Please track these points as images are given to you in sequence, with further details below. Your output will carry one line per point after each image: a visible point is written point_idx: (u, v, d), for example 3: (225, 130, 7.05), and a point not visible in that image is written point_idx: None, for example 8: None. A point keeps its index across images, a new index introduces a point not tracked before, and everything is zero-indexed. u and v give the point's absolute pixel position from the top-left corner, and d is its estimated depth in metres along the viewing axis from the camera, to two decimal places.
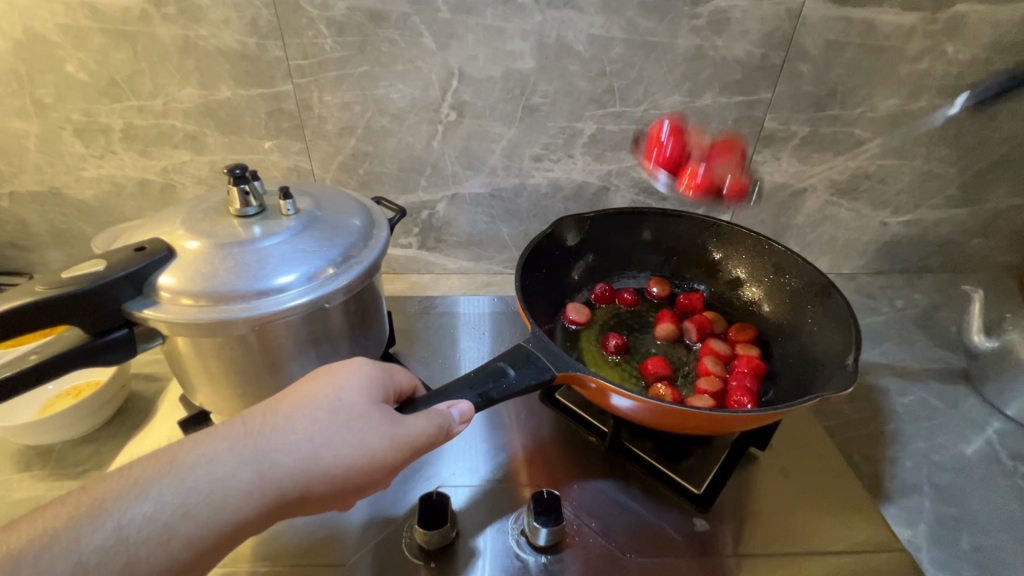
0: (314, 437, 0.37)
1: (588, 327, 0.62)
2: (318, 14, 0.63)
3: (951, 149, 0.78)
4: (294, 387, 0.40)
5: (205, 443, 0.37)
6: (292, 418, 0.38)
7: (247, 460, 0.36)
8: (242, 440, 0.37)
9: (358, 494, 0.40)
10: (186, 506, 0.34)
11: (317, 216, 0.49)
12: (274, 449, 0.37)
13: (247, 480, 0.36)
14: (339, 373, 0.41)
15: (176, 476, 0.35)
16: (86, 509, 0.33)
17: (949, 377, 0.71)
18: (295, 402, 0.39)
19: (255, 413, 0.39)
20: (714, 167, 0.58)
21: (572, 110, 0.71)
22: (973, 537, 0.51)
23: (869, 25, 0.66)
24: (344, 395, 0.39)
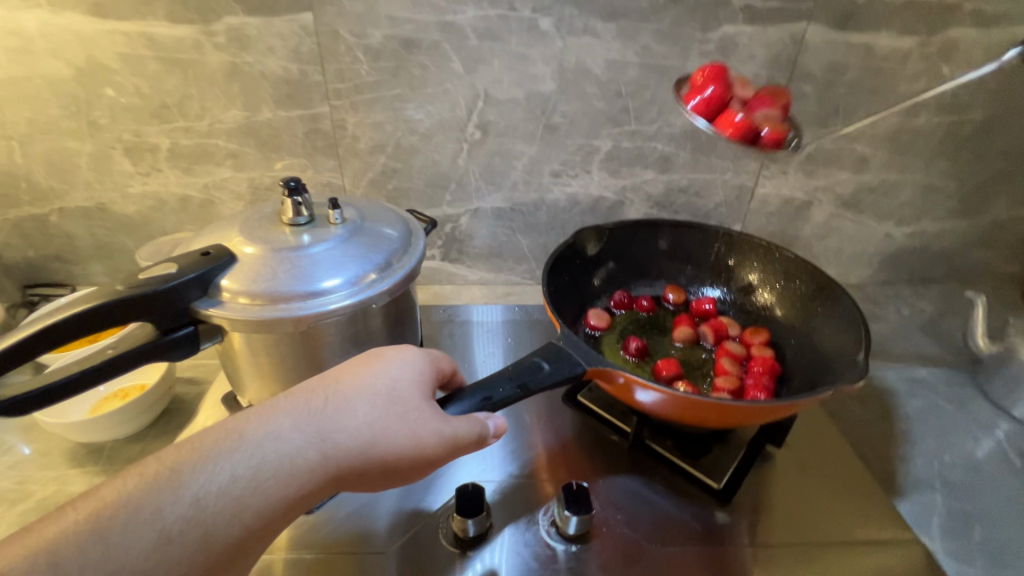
0: (371, 421, 0.41)
1: (609, 331, 0.66)
2: (356, 42, 0.68)
3: (951, 163, 0.81)
4: (350, 371, 0.43)
5: (271, 419, 0.40)
6: (350, 401, 0.41)
7: (310, 437, 0.39)
8: (305, 418, 0.40)
9: (405, 478, 0.43)
10: (256, 477, 0.37)
11: (361, 225, 0.53)
12: (332, 431, 0.40)
13: (311, 456, 0.39)
14: (391, 362, 0.44)
15: (246, 449, 0.38)
16: (166, 474, 0.36)
17: (957, 381, 0.73)
18: (352, 387, 0.42)
19: (315, 394, 0.42)
20: (754, 115, 0.54)
21: (590, 129, 0.76)
22: (983, 529, 0.54)
23: (868, 48, 0.70)
24: (398, 385, 0.43)
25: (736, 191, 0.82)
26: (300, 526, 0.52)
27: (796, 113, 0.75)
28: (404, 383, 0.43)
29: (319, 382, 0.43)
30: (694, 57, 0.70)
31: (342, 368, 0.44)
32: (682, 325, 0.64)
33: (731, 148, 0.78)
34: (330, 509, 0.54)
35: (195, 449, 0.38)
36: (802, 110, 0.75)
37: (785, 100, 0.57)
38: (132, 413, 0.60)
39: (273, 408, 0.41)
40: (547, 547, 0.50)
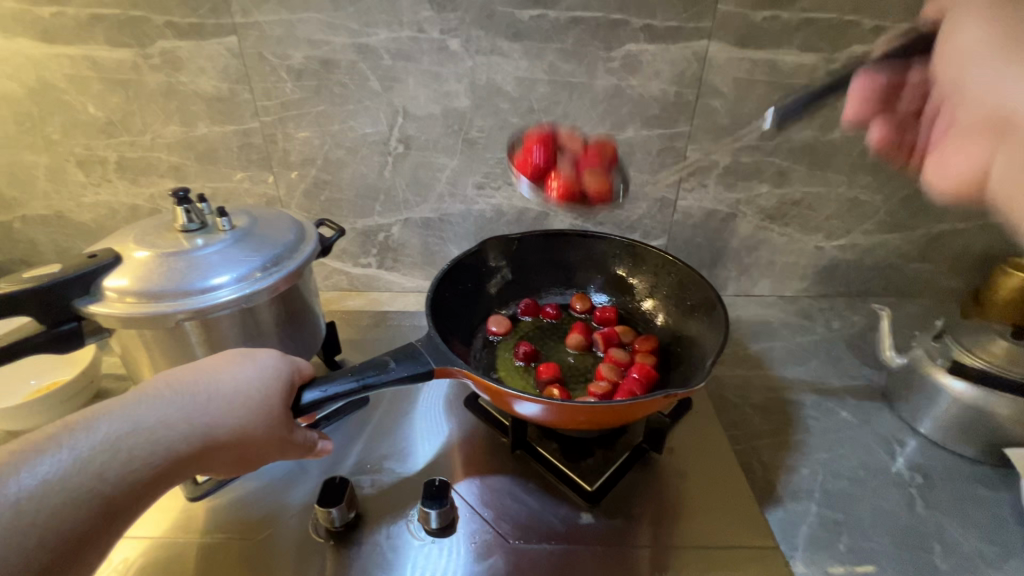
0: (246, 410, 0.43)
1: (509, 336, 0.68)
2: (280, 63, 0.73)
3: (873, 176, 0.81)
4: (226, 362, 0.46)
5: (143, 406, 0.40)
6: (226, 391, 0.43)
7: (182, 425, 0.41)
8: (178, 406, 0.41)
9: (268, 463, 0.47)
10: (123, 461, 0.38)
11: (251, 232, 0.57)
12: (203, 424, 0.41)
13: (180, 443, 0.40)
14: (267, 356, 0.47)
15: (113, 433, 0.38)
16: (13, 460, 0.35)
17: (868, 394, 0.73)
18: (229, 377, 0.44)
19: (190, 382, 0.43)
20: (581, 176, 0.60)
21: (507, 143, 0.79)
22: (851, 539, 0.54)
23: (772, 65, 0.72)
24: (273, 377, 0.46)
25: (658, 204, 0.84)
26: (187, 513, 0.56)
27: (708, 127, 0.77)
28: (279, 374, 0.46)
29: (192, 372, 0.44)
30: (601, 74, 0.73)
31: (216, 360, 0.46)
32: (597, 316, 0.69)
33: (647, 162, 0.80)
34: (217, 497, 0.58)
35: (56, 434, 0.37)
36: (714, 124, 0.77)
37: (610, 148, 0.64)
38: (54, 405, 0.64)
39: (144, 396, 0.41)
40: (412, 539, 0.53)
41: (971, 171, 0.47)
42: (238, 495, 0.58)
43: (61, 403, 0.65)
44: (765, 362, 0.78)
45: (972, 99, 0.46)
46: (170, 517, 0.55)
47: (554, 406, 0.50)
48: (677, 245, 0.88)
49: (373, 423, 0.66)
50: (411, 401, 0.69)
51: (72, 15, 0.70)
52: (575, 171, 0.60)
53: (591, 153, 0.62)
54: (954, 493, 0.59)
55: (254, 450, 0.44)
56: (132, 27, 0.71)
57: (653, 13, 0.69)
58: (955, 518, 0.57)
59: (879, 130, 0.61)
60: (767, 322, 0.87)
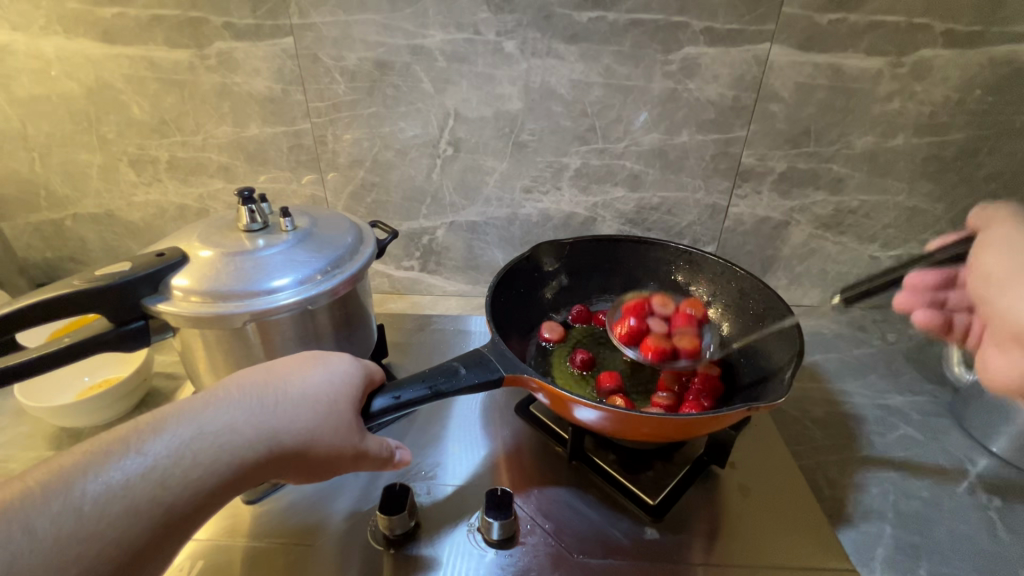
0: (311, 418, 0.42)
1: (562, 342, 0.67)
2: (334, 64, 0.73)
3: (936, 184, 0.78)
4: (294, 367, 0.45)
5: (211, 410, 0.40)
6: (293, 398, 0.42)
7: (248, 430, 0.40)
8: (245, 411, 0.41)
9: (333, 476, 0.45)
10: (188, 467, 0.37)
11: (313, 233, 0.56)
12: (270, 430, 0.40)
13: (246, 449, 0.39)
14: (335, 362, 0.46)
15: (181, 438, 0.37)
16: (89, 459, 0.35)
17: (933, 411, 0.70)
18: (296, 383, 0.43)
19: (257, 387, 0.42)
20: None
21: (558, 146, 0.78)
22: (931, 564, 0.51)
23: (835, 69, 0.70)
24: (339, 384, 0.45)
25: (709, 210, 0.82)
26: (242, 517, 0.55)
27: (764, 132, 0.75)
28: (345, 382, 0.45)
29: (262, 375, 0.44)
30: (658, 77, 0.72)
31: (284, 363, 0.45)
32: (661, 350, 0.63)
33: (700, 167, 0.78)
34: (272, 501, 0.57)
35: (125, 437, 0.37)
36: (771, 129, 0.75)
37: (698, 260, 0.67)
38: (110, 403, 0.64)
39: (213, 398, 0.41)
40: (473, 549, 0.51)
41: (1010, 374, 0.45)
42: (293, 500, 0.57)
43: (118, 401, 0.65)
44: (822, 375, 0.75)
45: (998, 313, 0.47)
46: (225, 520, 0.55)
47: (626, 419, 0.49)
48: (726, 252, 0.86)
49: (425, 428, 0.65)
50: (461, 407, 0.68)
51: (132, 16, 0.70)
52: None
53: (682, 311, 0.65)
54: None
55: (319, 461, 0.43)
56: (190, 27, 0.71)
57: (715, 15, 0.67)
58: None
59: (925, 313, 0.53)
60: (820, 333, 0.84)
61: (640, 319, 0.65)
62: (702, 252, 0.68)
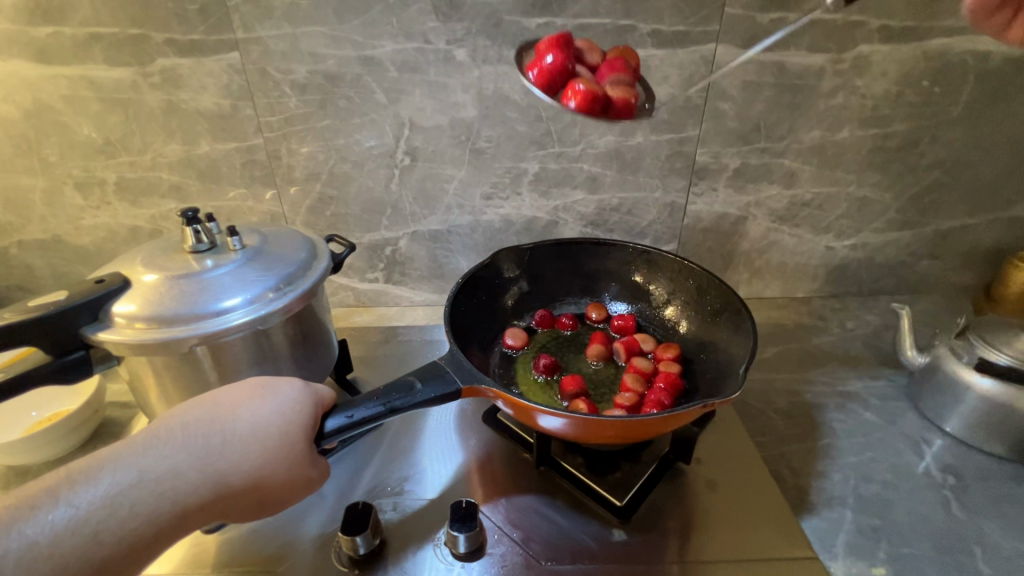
0: (260, 455, 0.41)
1: (526, 349, 0.67)
2: (283, 77, 0.72)
3: (882, 174, 0.80)
4: (242, 398, 0.43)
5: (151, 454, 0.38)
6: (240, 434, 0.41)
7: (191, 473, 0.38)
8: (189, 453, 0.39)
9: (286, 506, 0.44)
10: (125, 519, 0.36)
11: (262, 251, 0.55)
12: (214, 472, 0.39)
13: (190, 494, 0.38)
14: (287, 388, 0.44)
15: (118, 487, 0.36)
16: (17, 512, 0.34)
17: (889, 394, 0.71)
18: (245, 417, 0.42)
19: (202, 424, 0.41)
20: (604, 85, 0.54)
21: (516, 152, 0.78)
22: (891, 546, 0.52)
23: (780, 66, 0.72)
24: (290, 415, 0.43)
25: (668, 208, 0.83)
26: (200, 547, 0.54)
27: (717, 130, 0.77)
28: (297, 413, 0.43)
29: (208, 408, 0.42)
30: None
31: (230, 393, 0.43)
32: (579, 97, 0.51)
33: (657, 166, 0.79)
34: (229, 530, 0.55)
35: (60, 485, 0.36)
36: (722, 127, 0.76)
37: (633, 61, 0.59)
38: (59, 438, 0.62)
39: (155, 438, 0.39)
40: (439, 564, 0.51)
41: None
42: (254, 526, 0.55)
43: (66, 436, 0.62)
44: (783, 365, 0.76)
45: None
46: (182, 551, 0.53)
47: (585, 422, 0.48)
48: (688, 249, 0.87)
49: (391, 443, 0.64)
50: (427, 420, 0.67)
51: (69, 35, 0.68)
52: (596, 81, 0.55)
53: (614, 62, 0.57)
54: (988, 493, 0.58)
55: (271, 494, 0.42)
56: (131, 45, 0.69)
57: (661, 18, 0.68)
58: (995, 521, 0.55)
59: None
60: (782, 324, 0.86)
61: (562, 55, 0.54)
62: (636, 73, 0.59)
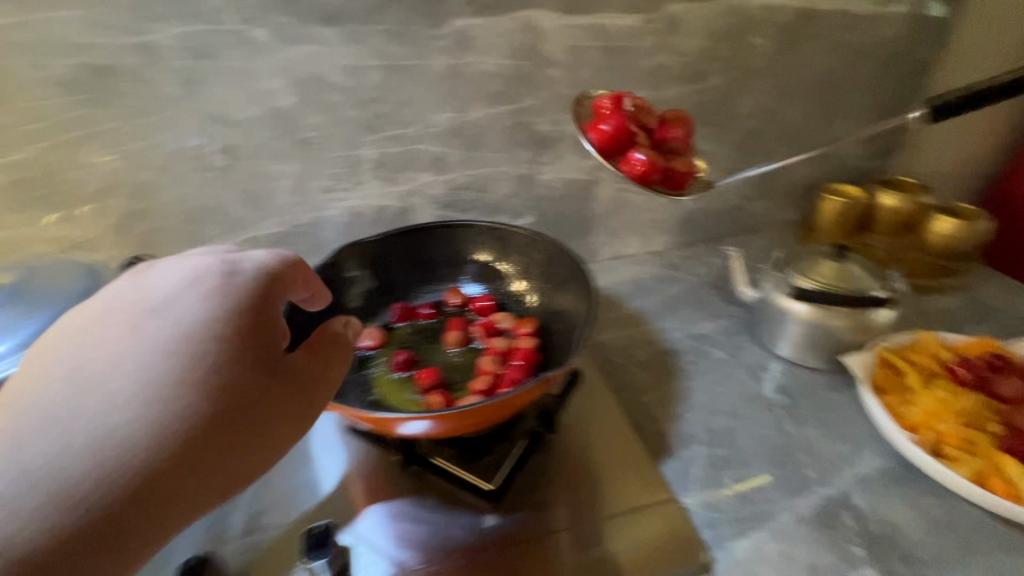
0: (197, 380, 0.36)
1: (385, 347, 0.63)
2: (38, 75, 0.60)
3: (708, 127, 0.86)
4: (118, 331, 0.37)
5: (31, 414, 0.33)
6: (132, 364, 0.35)
7: (126, 418, 0.34)
8: (91, 395, 0.34)
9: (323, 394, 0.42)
10: (67, 479, 0.32)
11: (25, 289, 0.46)
12: (121, 412, 0.34)
13: (137, 433, 0.33)
14: (189, 300, 0.39)
15: (23, 459, 0.32)
16: None
17: (733, 330, 0.77)
18: (135, 345, 0.36)
19: (87, 369, 0.36)
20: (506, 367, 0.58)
21: (348, 138, 0.72)
22: (736, 472, 0.56)
23: (600, 29, 0.72)
24: (207, 326, 0.38)
25: (519, 180, 0.82)
26: None
27: (552, 98, 0.76)
28: (274, 270, 0.43)
29: (91, 329, 0.38)
30: (433, 54, 0.69)
31: (108, 328, 0.37)
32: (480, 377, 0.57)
33: (500, 140, 0.78)
34: None
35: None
36: (557, 94, 0.76)
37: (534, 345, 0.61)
38: None
39: (181, 354, 0.36)
40: None
41: None
42: None
43: None
44: (643, 319, 0.80)
45: None
46: None
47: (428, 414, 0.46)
48: (547, 220, 0.87)
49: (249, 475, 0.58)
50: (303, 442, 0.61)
51: None
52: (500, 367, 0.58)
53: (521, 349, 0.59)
54: (813, 404, 0.64)
55: (261, 420, 0.37)
56: None
57: None
58: (819, 427, 0.61)
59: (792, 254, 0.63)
60: (642, 280, 0.90)
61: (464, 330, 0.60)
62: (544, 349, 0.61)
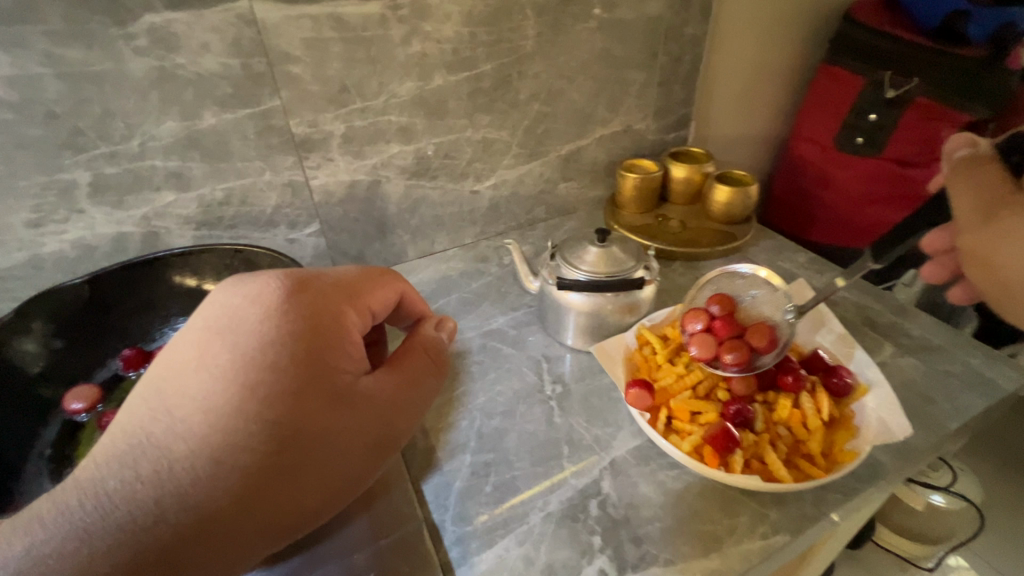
0: (228, 379, 0.38)
1: (101, 406, 0.59)
2: None
3: (490, 114, 0.83)
4: (249, 306, 0.41)
5: (148, 421, 0.37)
6: (214, 366, 0.38)
7: (216, 403, 0.37)
8: (156, 413, 0.37)
9: (416, 373, 0.47)
10: (122, 504, 0.35)
11: None
12: (193, 415, 0.37)
13: (220, 430, 0.36)
14: (254, 290, 0.42)
15: (93, 484, 0.35)
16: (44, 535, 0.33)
17: (526, 321, 0.77)
18: (227, 339, 0.39)
19: (197, 359, 0.38)
20: None
21: (44, 162, 0.61)
22: (497, 477, 0.56)
23: (336, 18, 0.66)
24: (247, 322, 0.40)
25: (287, 188, 0.75)
26: None
27: (301, 96, 0.69)
28: (345, 288, 0.46)
29: (178, 383, 0.38)
30: (129, 57, 0.59)
31: (227, 309, 0.40)
32: None
33: (250, 147, 0.70)
34: None
35: None
36: (306, 92, 0.69)
37: None
38: None
39: (273, 340, 0.39)
40: None
41: None
42: None
43: None
44: None
45: None
46: None
47: None
48: (333, 226, 0.81)
49: None
50: None
51: None
52: None
53: None
54: (585, 391, 0.66)
55: (377, 393, 0.44)
56: None
57: None
58: (586, 415, 0.62)
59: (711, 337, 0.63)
60: (447, 277, 0.87)
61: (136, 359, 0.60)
62: None
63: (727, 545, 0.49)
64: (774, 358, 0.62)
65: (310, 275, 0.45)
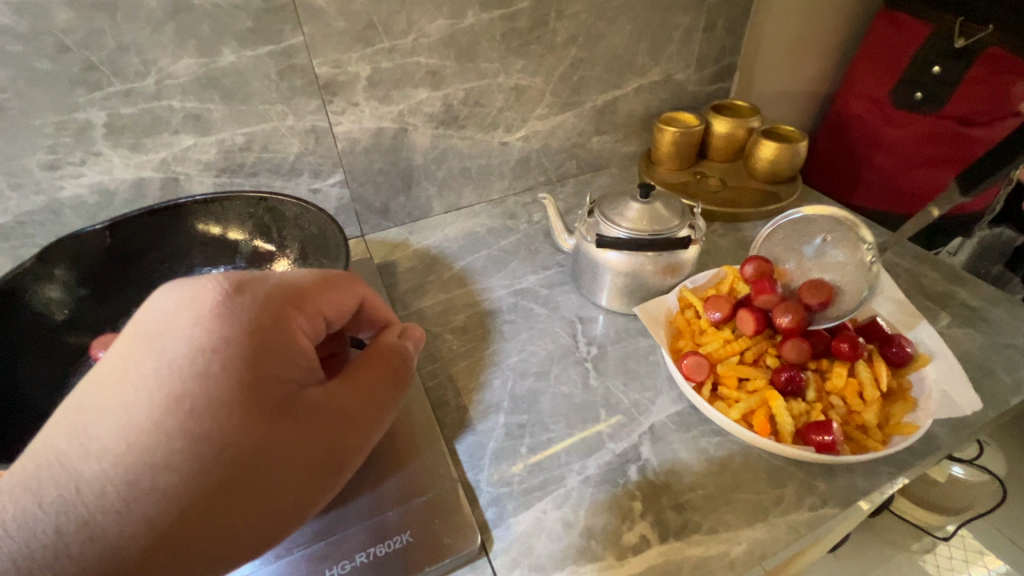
0: (151, 408, 0.31)
1: None
2: None
3: (524, 58, 0.77)
4: (180, 313, 0.33)
5: (45, 463, 0.29)
6: (135, 390, 0.31)
7: (136, 437, 0.30)
8: (54, 452, 0.29)
9: (378, 386, 0.41)
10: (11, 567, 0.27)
11: None
12: (105, 454, 0.30)
13: (140, 472, 0.30)
14: (199, 296, 0.34)
15: None
16: None
17: (558, 280, 0.74)
18: (151, 357, 0.32)
19: (113, 379, 0.31)
20: None
21: (57, 100, 0.57)
22: (532, 438, 0.54)
23: None
24: (178, 335, 0.32)
25: (310, 135, 0.71)
26: None
27: (325, 33, 0.64)
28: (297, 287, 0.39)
29: (87, 410, 0.31)
30: None
31: (154, 320, 0.33)
32: None
33: (272, 88, 0.65)
34: None
35: None
36: (330, 28, 0.64)
37: None
38: None
39: (213, 354, 0.32)
40: None
41: None
42: None
43: None
44: (467, 278, 0.75)
45: None
46: None
47: None
48: (357, 176, 0.77)
49: None
50: None
51: None
52: None
53: None
54: (621, 353, 0.63)
55: (334, 408, 0.38)
56: None
57: None
58: (623, 378, 0.60)
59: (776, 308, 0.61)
60: (474, 233, 0.84)
61: None
62: None
63: (773, 515, 0.47)
64: (832, 319, 0.62)
65: (254, 274, 0.37)
